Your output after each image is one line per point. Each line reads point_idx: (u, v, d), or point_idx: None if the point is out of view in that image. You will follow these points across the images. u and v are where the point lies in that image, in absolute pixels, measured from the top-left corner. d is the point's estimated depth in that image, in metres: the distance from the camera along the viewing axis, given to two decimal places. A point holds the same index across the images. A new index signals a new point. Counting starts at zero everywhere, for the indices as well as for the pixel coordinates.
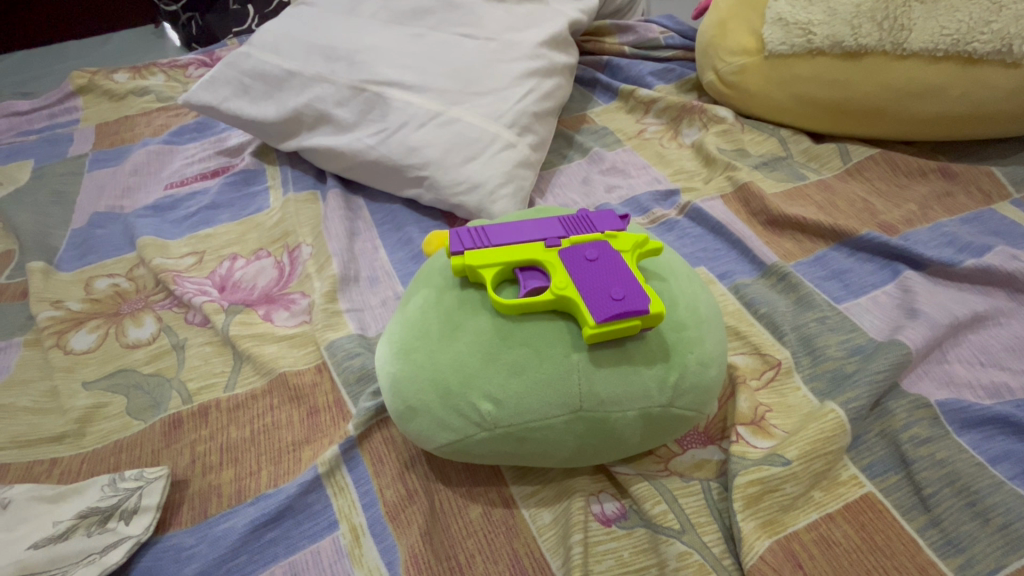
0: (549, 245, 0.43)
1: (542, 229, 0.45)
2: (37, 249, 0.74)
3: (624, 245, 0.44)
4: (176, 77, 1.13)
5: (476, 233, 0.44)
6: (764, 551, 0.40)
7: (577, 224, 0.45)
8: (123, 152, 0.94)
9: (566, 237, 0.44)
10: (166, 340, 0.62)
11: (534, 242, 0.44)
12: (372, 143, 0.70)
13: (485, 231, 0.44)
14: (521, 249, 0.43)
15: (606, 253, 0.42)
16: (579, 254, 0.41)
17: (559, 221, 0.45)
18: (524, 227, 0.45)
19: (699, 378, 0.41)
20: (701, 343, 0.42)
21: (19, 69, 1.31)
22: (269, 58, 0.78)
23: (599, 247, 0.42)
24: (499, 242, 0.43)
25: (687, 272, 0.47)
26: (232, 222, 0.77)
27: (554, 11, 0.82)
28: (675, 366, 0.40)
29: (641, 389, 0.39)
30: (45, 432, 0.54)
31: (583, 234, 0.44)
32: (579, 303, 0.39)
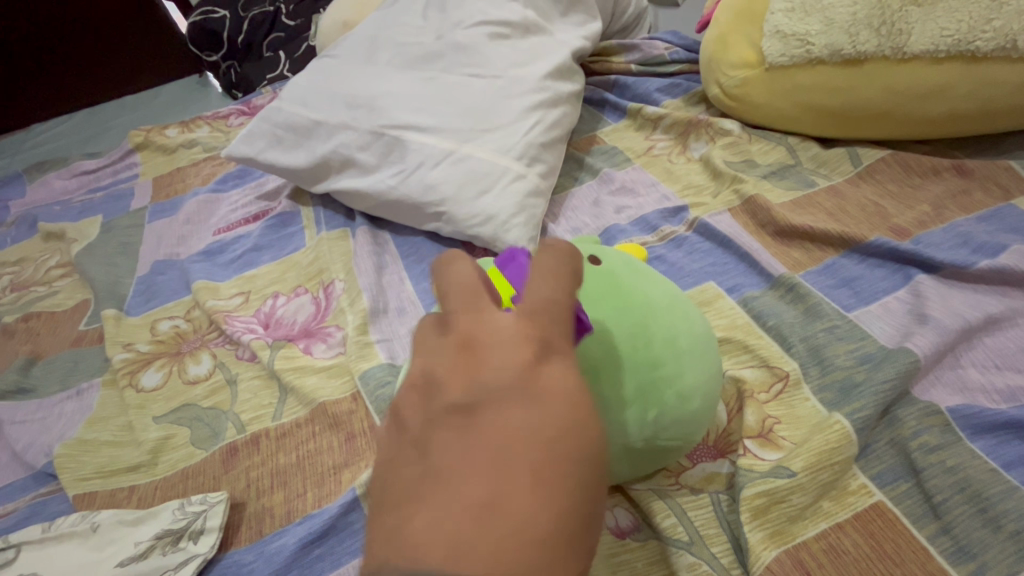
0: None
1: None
2: (110, 298, 0.84)
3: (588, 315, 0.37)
4: (218, 127, 1.23)
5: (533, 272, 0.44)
6: (770, 561, 0.42)
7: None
8: (176, 203, 1.04)
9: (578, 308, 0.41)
10: (220, 375, 0.69)
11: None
12: (393, 184, 0.76)
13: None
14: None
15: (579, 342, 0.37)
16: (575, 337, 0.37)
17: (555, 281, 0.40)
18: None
19: (682, 410, 0.44)
20: (681, 377, 0.44)
21: (83, 128, 1.46)
22: (297, 110, 0.85)
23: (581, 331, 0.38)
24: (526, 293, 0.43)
25: (671, 301, 0.49)
26: (273, 262, 0.85)
27: (558, 42, 0.87)
28: (655, 404, 0.43)
29: (622, 428, 0.43)
30: (123, 462, 0.62)
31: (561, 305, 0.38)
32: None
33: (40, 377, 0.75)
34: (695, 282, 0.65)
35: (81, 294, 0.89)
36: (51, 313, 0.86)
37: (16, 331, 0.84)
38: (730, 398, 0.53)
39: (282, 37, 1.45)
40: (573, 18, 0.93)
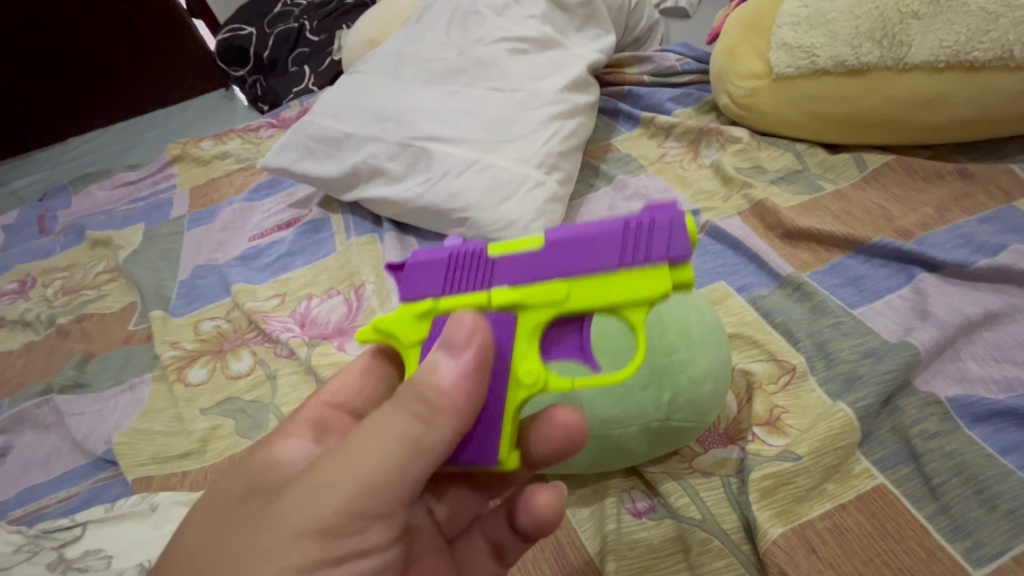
0: (518, 291, 0.37)
1: (510, 267, 0.38)
2: (156, 300, 0.90)
3: (414, 318, 0.40)
4: (249, 139, 1.30)
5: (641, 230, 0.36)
6: (777, 536, 0.45)
7: (460, 264, 0.39)
8: (213, 211, 1.10)
9: (492, 287, 0.38)
10: (261, 371, 0.75)
11: (535, 285, 0.37)
12: (420, 192, 0.81)
13: (652, 232, 0.36)
14: (649, 272, 0.36)
15: (432, 338, 0.39)
16: (437, 335, 0.39)
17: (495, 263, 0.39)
18: (552, 256, 0.37)
19: (694, 394, 0.48)
20: (693, 363, 0.48)
21: (121, 141, 1.55)
22: (328, 123, 0.90)
23: (435, 326, 0.39)
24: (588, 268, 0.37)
25: (679, 291, 0.51)
26: (306, 266, 0.90)
27: (574, 55, 0.91)
28: (668, 387, 0.48)
29: (638, 409, 0.47)
30: (175, 450, 0.67)
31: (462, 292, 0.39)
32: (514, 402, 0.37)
33: (95, 373, 0.81)
34: (707, 282, 0.68)
35: (128, 297, 0.96)
36: (101, 315, 0.93)
37: (70, 331, 0.90)
38: (740, 389, 0.57)
39: (306, 51, 1.51)
40: (588, 33, 0.98)
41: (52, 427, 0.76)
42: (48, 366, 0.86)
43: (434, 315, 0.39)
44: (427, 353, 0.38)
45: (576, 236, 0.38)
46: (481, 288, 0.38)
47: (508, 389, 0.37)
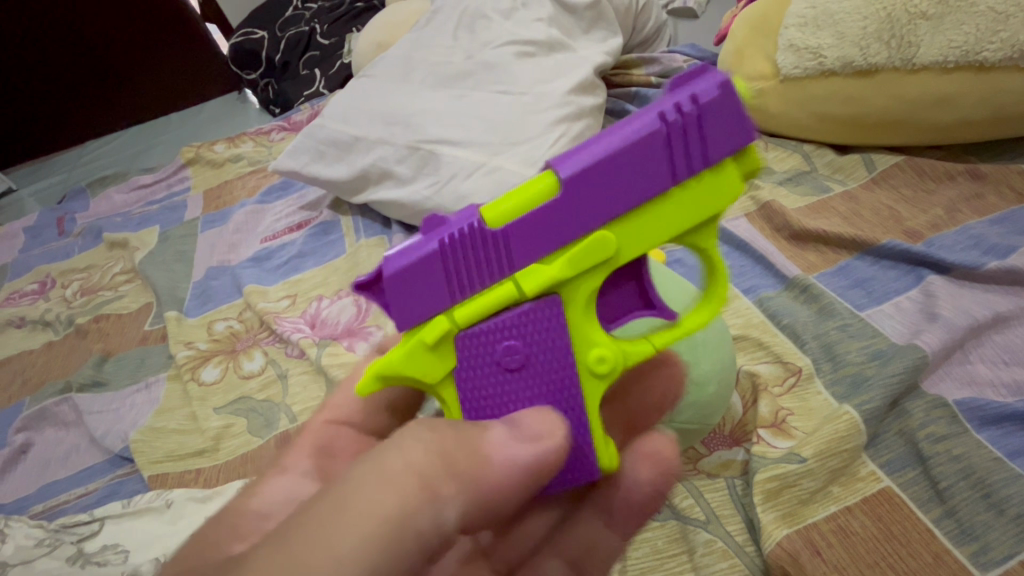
0: (554, 267, 0.37)
1: (523, 243, 0.37)
2: (171, 301, 0.92)
3: (428, 348, 0.39)
4: (261, 142, 1.32)
5: (678, 142, 0.35)
6: (781, 539, 0.45)
7: (459, 263, 0.38)
8: (226, 213, 1.12)
9: (516, 273, 0.37)
10: (272, 371, 0.76)
11: (570, 248, 0.37)
12: (428, 194, 0.82)
13: (701, 119, 0.34)
14: (711, 177, 0.36)
15: (462, 361, 0.39)
16: (470, 351, 0.39)
17: (507, 244, 0.37)
18: (574, 208, 0.36)
19: (696, 397, 0.48)
20: (695, 365, 0.48)
21: (137, 144, 1.58)
22: (338, 127, 0.92)
23: (463, 342, 0.39)
24: (628, 208, 0.36)
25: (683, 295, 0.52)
26: (317, 267, 0.91)
27: (581, 58, 0.92)
28: (670, 390, 0.48)
29: (640, 412, 0.48)
30: (189, 448, 0.69)
31: (478, 299, 0.38)
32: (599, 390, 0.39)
33: (112, 372, 0.83)
34: None
35: (144, 298, 0.98)
36: (118, 315, 0.95)
37: (88, 331, 0.93)
38: (745, 391, 0.57)
39: (317, 55, 1.53)
40: (595, 35, 0.98)
41: (71, 425, 0.78)
42: (68, 365, 0.89)
43: (460, 332, 0.39)
44: (466, 373, 0.40)
45: (609, 162, 0.35)
46: (503, 277, 0.38)
47: (584, 381, 0.39)
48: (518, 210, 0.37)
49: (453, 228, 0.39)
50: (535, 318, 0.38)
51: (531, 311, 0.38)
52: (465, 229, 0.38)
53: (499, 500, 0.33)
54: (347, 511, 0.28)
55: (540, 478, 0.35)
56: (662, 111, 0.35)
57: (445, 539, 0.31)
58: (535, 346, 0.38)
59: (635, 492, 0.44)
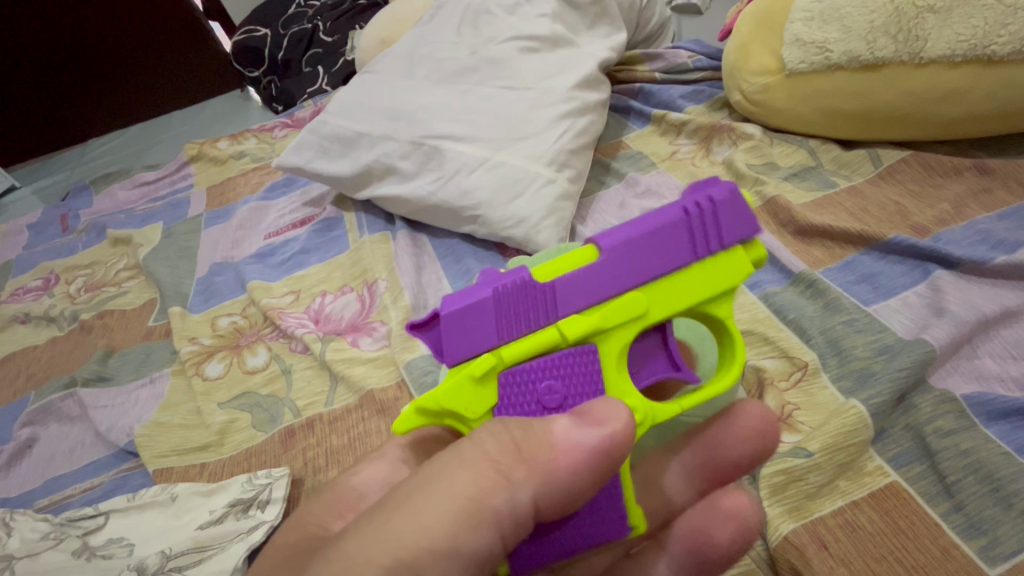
0: (595, 316, 0.37)
1: (568, 288, 0.37)
2: (175, 297, 0.92)
3: (474, 382, 0.37)
4: (264, 139, 1.32)
5: (706, 224, 0.38)
6: (788, 533, 0.45)
7: (512, 306, 0.37)
8: (229, 209, 1.12)
9: (559, 321, 0.37)
10: (276, 366, 0.76)
11: (604, 305, 0.38)
12: (432, 190, 0.82)
13: (716, 214, 0.38)
14: (726, 261, 0.39)
15: (505, 399, 0.38)
16: (514, 391, 0.38)
17: (553, 288, 0.37)
18: (616, 261, 0.37)
19: None
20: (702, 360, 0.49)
21: (140, 141, 1.58)
22: (341, 122, 0.91)
23: (506, 382, 0.38)
24: (664, 270, 0.38)
25: None
26: (321, 263, 0.91)
27: (585, 53, 0.92)
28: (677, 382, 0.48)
29: None
30: (194, 442, 0.69)
31: (524, 339, 0.37)
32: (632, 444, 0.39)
33: (116, 367, 0.83)
34: None
35: (148, 293, 0.98)
36: (122, 311, 0.95)
37: (92, 326, 0.93)
38: (751, 386, 0.57)
39: (320, 52, 1.53)
40: (599, 30, 0.98)
41: (76, 420, 0.78)
42: (72, 361, 0.89)
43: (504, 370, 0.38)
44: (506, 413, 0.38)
45: (641, 239, 0.38)
46: (547, 324, 0.37)
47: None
48: (562, 266, 0.38)
49: (505, 280, 0.38)
50: (573, 364, 0.38)
51: (572, 357, 0.37)
52: (514, 280, 0.38)
53: (567, 488, 0.35)
54: (420, 515, 0.32)
55: (609, 462, 0.35)
56: (685, 205, 0.38)
57: (517, 521, 0.34)
58: (576, 391, 0.38)
59: (711, 540, 0.42)
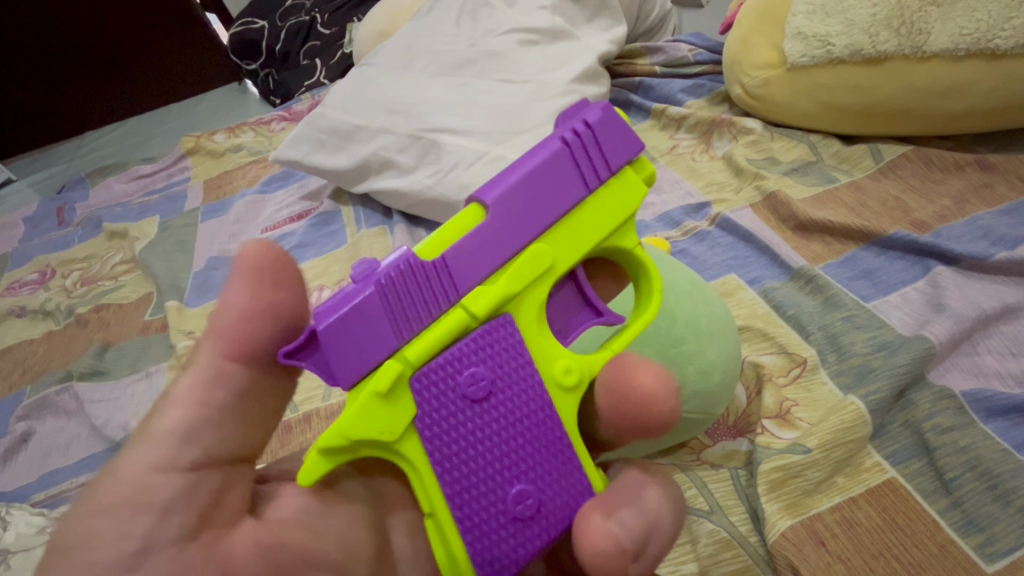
0: (499, 284, 0.37)
1: (462, 266, 0.37)
2: (171, 291, 0.92)
3: (382, 398, 0.35)
4: (262, 132, 1.30)
5: (586, 152, 0.39)
6: (785, 529, 0.45)
7: (403, 299, 0.36)
8: (226, 203, 1.11)
9: (463, 298, 0.37)
10: None
11: (508, 266, 0.37)
12: (430, 184, 0.81)
13: (587, 144, 0.39)
14: (609, 190, 0.40)
15: (423, 407, 0.36)
16: (439, 390, 0.36)
17: (446, 271, 0.37)
18: (506, 221, 0.37)
19: (703, 385, 0.48)
20: (702, 353, 0.48)
21: (137, 133, 1.57)
22: (338, 115, 0.91)
23: (420, 381, 0.36)
24: (558, 217, 0.39)
25: (688, 286, 0.52)
26: (318, 258, 0.91)
27: (585, 46, 0.91)
28: (676, 377, 0.48)
29: None
30: None
31: (426, 334, 0.36)
32: (564, 399, 0.39)
33: (112, 362, 0.83)
34: (718, 274, 0.68)
35: (145, 288, 0.97)
36: (118, 305, 0.95)
37: (89, 320, 0.92)
38: (750, 381, 0.57)
39: (318, 44, 1.51)
40: (599, 23, 0.97)
41: (72, 413, 0.78)
42: (68, 355, 0.88)
43: (412, 378, 0.36)
44: (433, 416, 0.36)
45: (520, 188, 0.38)
46: (452, 308, 0.37)
47: (552, 394, 0.38)
48: (446, 241, 0.37)
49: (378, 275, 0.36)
50: (489, 342, 0.37)
51: (482, 337, 0.37)
52: (398, 266, 0.36)
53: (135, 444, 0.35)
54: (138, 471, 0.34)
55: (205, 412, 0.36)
56: (560, 135, 0.39)
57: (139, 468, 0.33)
58: (497, 368, 0.37)
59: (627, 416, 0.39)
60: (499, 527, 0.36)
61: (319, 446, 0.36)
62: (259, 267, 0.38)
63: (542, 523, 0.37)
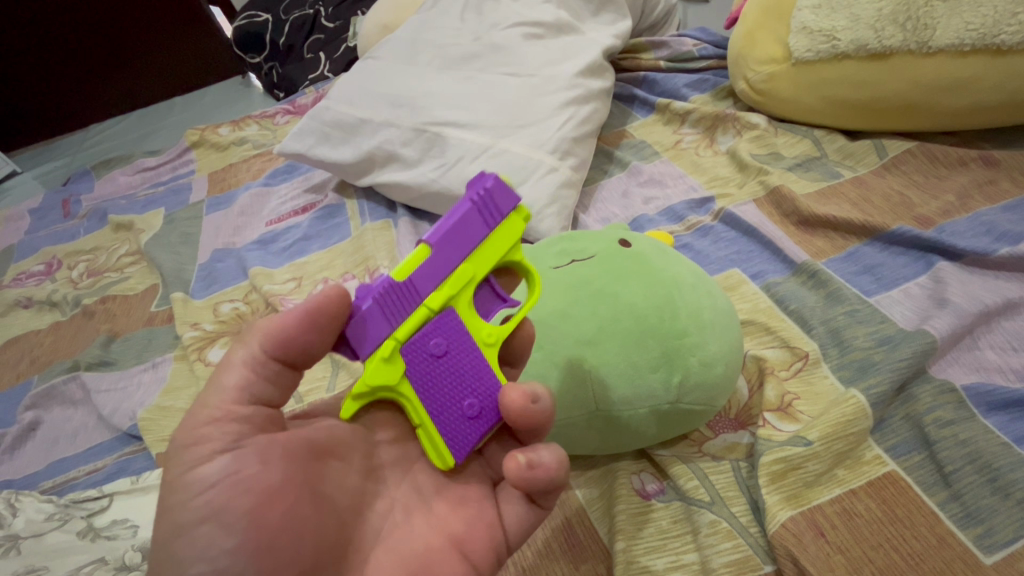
0: (451, 284, 0.38)
1: (424, 273, 0.38)
2: (177, 282, 0.92)
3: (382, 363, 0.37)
4: (266, 125, 1.31)
5: (487, 200, 0.40)
6: (785, 520, 0.45)
7: (389, 300, 0.37)
8: (230, 196, 1.12)
9: (423, 298, 0.38)
10: None
11: (449, 275, 0.39)
12: (434, 177, 0.81)
13: (492, 193, 0.40)
14: (508, 224, 0.41)
15: (413, 373, 0.38)
16: (415, 363, 0.38)
17: (408, 279, 0.38)
18: (448, 241, 0.39)
19: (704, 377, 0.48)
20: (705, 346, 0.49)
21: (141, 126, 1.58)
22: (343, 108, 0.91)
23: (409, 355, 0.38)
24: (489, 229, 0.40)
25: (691, 280, 0.52)
26: (322, 250, 0.91)
27: (589, 40, 0.91)
28: (678, 369, 0.48)
29: (649, 392, 0.48)
30: None
31: (408, 319, 0.38)
32: (492, 363, 0.41)
33: (119, 353, 0.84)
34: (721, 269, 0.68)
35: (150, 279, 0.98)
36: (124, 296, 0.95)
37: (95, 311, 0.93)
38: (751, 375, 0.57)
39: (322, 38, 1.51)
40: (604, 18, 0.97)
41: (80, 403, 0.79)
42: (75, 346, 0.89)
43: (399, 351, 0.38)
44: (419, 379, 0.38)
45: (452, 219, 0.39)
46: (414, 306, 0.38)
47: (483, 355, 0.40)
48: (404, 262, 0.38)
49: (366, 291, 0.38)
50: (452, 326, 0.39)
51: (442, 322, 0.38)
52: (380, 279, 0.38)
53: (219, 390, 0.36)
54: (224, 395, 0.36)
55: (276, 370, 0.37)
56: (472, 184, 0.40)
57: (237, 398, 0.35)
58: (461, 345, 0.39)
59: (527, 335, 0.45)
60: (458, 427, 0.39)
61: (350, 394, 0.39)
62: (335, 293, 0.37)
63: (488, 418, 0.40)
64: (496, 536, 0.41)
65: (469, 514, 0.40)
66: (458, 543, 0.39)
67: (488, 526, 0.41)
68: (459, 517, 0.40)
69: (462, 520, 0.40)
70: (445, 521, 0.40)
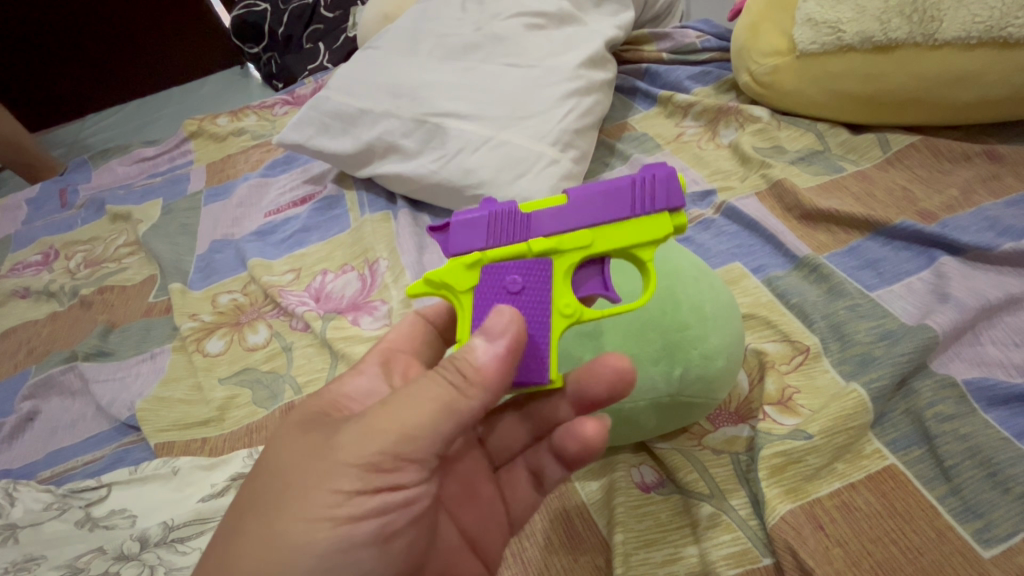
0: (553, 239, 0.41)
1: (543, 218, 0.41)
2: (175, 273, 0.92)
3: (463, 268, 0.42)
4: (264, 116, 1.30)
5: (643, 189, 0.40)
6: (785, 513, 0.45)
7: (501, 223, 0.42)
8: (229, 186, 1.11)
9: (529, 237, 0.41)
10: (277, 343, 0.75)
11: (566, 232, 0.41)
12: (434, 168, 0.80)
13: (656, 181, 0.40)
14: (656, 218, 0.40)
15: (480, 288, 0.42)
16: (488, 284, 0.41)
17: (529, 216, 0.42)
18: (579, 207, 0.41)
19: (706, 370, 0.48)
20: (706, 339, 0.49)
21: (137, 116, 1.57)
22: (343, 98, 0.90)
23: (486, 274, 0.42)
24: (621, 215, 0.40)
25: (694, 271, 0.52)
26: (321, 242, 0.91)
27: (591, 31, 0.90)
28: (680, 362, 0.48)
29: (650, 384, 0.48)
30: (195, 417, 0.69)
31: (503, 245, 0.42)
32: (553, 330, 0.40)
33: (117, 343, 0.83)
34: (722, 262, 0.68)
35: (148, 270, 0.98)
36: (122, 287, 0.95)
37: (93, 302, 0.93)
38: (752, 369, 0.57)
39: (321, 28, 1.50)
40: (606, 8, 0.96)
41: (78, 393, 0.78)
42: (72, 335, 0.89)
43: (481, 266, 0.42)
44: (480, 300, 0.41)
45: (597, 192, 0.41)
46: (518, 239, 0.41)
47: (550, 321, 0.40)
48: (541, 202, 0.42)
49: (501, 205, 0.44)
50: (534, 272, 0.41)
51: (529, 264, 0.41)
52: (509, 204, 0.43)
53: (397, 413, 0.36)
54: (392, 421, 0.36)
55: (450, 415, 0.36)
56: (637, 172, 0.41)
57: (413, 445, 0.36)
58: (530, 294, 0.40)
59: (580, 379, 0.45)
60: None
61: (423, 276, 0.43)
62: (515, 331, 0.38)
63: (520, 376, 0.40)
64: (505, 527, 0.47)
65: (480, 511, 0.46)
66: (473, 539, 0.45)
67: (497, 521, 0.47)
68: (471, 514, 0.46)
69: (474, 517, 0.46)
70: (462, 520, 0.45)
